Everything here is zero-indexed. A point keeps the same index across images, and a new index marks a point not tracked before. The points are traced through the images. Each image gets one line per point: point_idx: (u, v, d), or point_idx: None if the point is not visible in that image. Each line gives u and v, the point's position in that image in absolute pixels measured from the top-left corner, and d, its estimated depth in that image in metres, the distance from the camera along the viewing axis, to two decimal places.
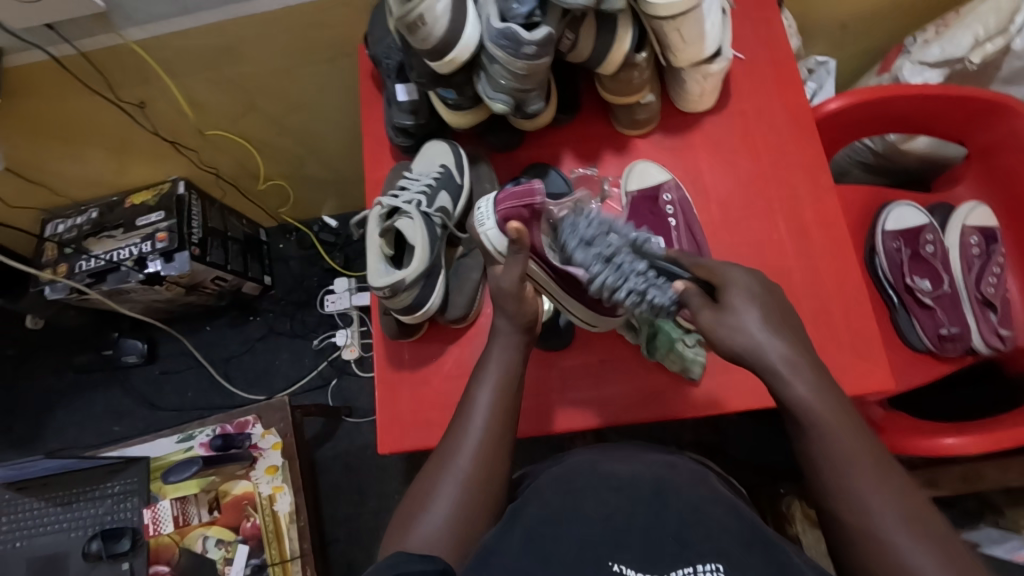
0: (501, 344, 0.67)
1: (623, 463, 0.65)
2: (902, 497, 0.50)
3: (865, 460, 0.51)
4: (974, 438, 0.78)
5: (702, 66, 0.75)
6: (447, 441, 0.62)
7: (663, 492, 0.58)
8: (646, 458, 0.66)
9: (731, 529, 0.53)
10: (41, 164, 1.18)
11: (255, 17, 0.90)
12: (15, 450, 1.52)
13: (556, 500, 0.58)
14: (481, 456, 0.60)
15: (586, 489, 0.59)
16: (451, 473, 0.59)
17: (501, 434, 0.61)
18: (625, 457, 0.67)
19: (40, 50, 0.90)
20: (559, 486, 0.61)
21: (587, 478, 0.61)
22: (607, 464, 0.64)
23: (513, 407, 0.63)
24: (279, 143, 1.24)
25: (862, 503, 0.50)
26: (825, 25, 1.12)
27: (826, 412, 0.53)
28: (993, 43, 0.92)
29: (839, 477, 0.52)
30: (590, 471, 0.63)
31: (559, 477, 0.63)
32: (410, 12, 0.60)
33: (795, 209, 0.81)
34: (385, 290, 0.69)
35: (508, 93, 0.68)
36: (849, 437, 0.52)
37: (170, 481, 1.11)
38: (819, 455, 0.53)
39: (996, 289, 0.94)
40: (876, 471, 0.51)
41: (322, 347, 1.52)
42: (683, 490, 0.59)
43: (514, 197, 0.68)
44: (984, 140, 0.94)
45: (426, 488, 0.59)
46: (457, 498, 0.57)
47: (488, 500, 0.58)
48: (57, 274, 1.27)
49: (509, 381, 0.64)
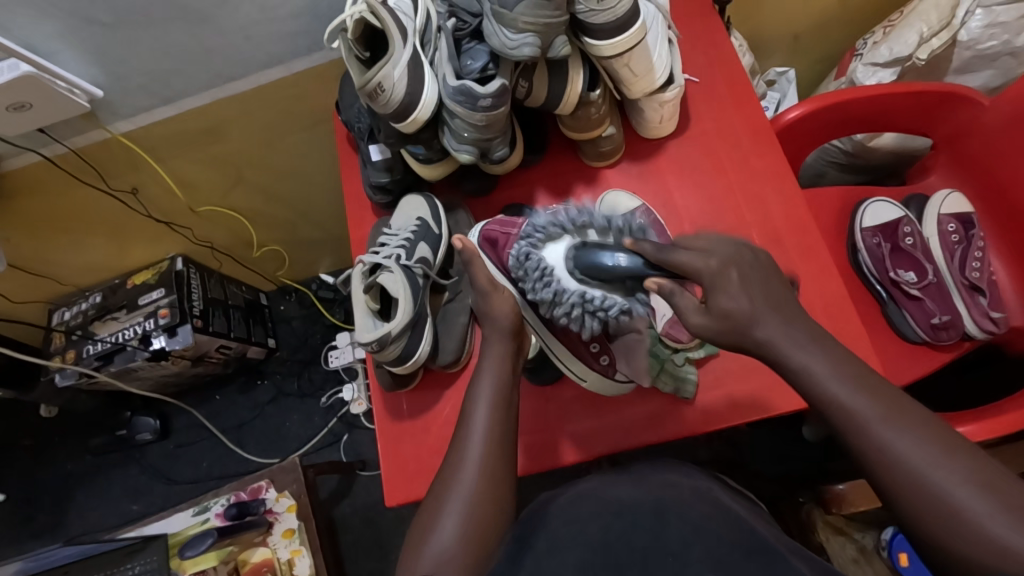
0: (494, 350, 0.69)
1: (625, 488, 0.64)
2: (931, 433, 0.49)
3: (890, 421, 0.51)
4: (978, 425, 0.77)
5: (657, 95, 0.78)
6: (448, 468, 0.63)
7: (665, 515, 0.57)
8: (648, 478, 0.65)
9: (728, 545, 0.54)
10: (44, 257, 1.23)
11: (232, 98, 0.96)
12: (36, 541, 1.53)
13: (559, 532, 0.57)
14: (485, 470, 0.61)
15: (587, 515, 0.59)
16: (457, 495, 0.60)
17: (500, 449, 0.63)
18: (630, 480, 0.66)
19: (34, 151, 0.95)
20: (560, 518, 0.60)
21: (590, 504, 0.61)
22: (611, 490, 0.63)
23: (510, 420, 0.65)
24: (269, 211, 1.29)
25: (888, 446, 0.50)
26: (778, 38, 1.17)
27: (853, 402, 0.52)
28: (938, 39, 0.95)
29: (868, 437, 0.51)
30: (593, 497, 0.62)
31: (565, 502, 0.63)
32: (369, 81, 0.64)
33: (767, 220, 0.82)
34: (372, 344, 0.71)
35: (472, 143, 0.72)
36: (870, 398, 0.52)
37: (188, 556, 1.10)
38: (841, 426, 0.53)
39: (982, 272, 0.93)
40: (922, 441, 0.49)
41: (330, 404, 1.53)
42: (690, 507, 0.59)
43: (500, 223, 0.77)
44: (948, 129, 0.96)
45: (430, 518, 0.60)
46: (467, 518, 0.58)
47: (496, 517, 0.59)
48: (66, 360, 1.31)
49: (503, 396, 0.66)
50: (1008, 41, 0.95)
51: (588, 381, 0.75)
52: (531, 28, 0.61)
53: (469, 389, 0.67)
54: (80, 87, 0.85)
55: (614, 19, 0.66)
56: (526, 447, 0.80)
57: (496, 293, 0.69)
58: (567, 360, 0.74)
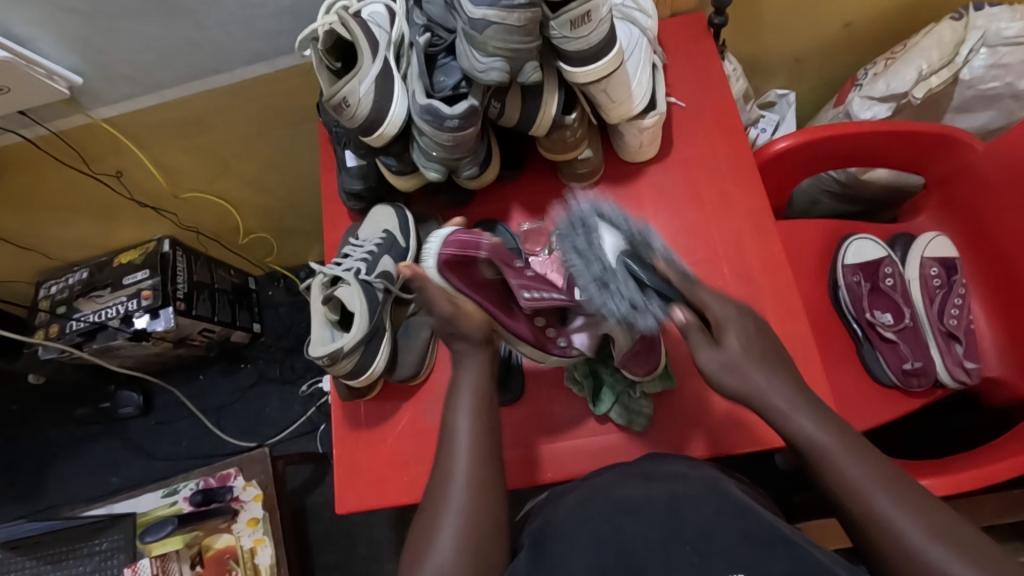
0: (470, 363, 0.66)
1: (631, 485, 0.61)
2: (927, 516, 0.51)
3: (868, 473, 0.54)
4: (940, 480, 0.77)
5: (636, 121, 0.77)
6: (438, 469, 0.61)
7: (676, 508, 0.56)
8: (656, 472, 0.62)
9: (741, 536, 0.52)
10: (30, 232, 1.24)
11: (216, 90, 0.95)
12: (17, 505, 1.57)
13: (566, 531, 0.57)
14: (474, 474, 0.60)
15: (593, 518, 0.56)
16: (456, 497, 0.58)
17: (488, 454, 0.61)
18: (635, 476, 0.63)
19: (16, 133, 0.95)
20: (570, 517, 0.59)
21: (595, 504, 0.59)
22: (614, 490, 0.60)
23: (495, 422, 0.64)
24: (257, 201, 1.29)
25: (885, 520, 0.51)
26: (780, 61, 1.14)
27: (833, 448, 0.56)
28: (937, 76, 0.94)
29: (871, 510, 0.52)
30: (597, 498, 0.60)
31: (577, 498, 0.62)
32: (334, 95, 0.64)
33: (739, 256, 0.81)
34: (324, 358, 0.71)
35: (440, 162, 0.71)
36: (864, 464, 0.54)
37: (150, 539, 1.15)
38: (839, 488, 0.54)
39: (960, 320, 0.91)
40: (904, 500, 0.52)
41: (310, 393, 1.55)
42: (696, 501, 0.56)
43: (459, 243, 0.69)
44: (940, 170, 0.94)
45: (428, 526, 0.58)
46: (465, 527, 0.57)
47: (495, 518, 0.58)
48: (49, 334, 1.32)
49: (486, 398, 0.64)
50: (1010, 83, 0.93)
51: (550, 360, 0.74)
52: (500, 53, 0.60)
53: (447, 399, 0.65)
54: (59, 74, 0.85)
55: (587, 47, 0.64)
56: None
57: (463, 317, 0.64)
58: (527, 349, 0.73)
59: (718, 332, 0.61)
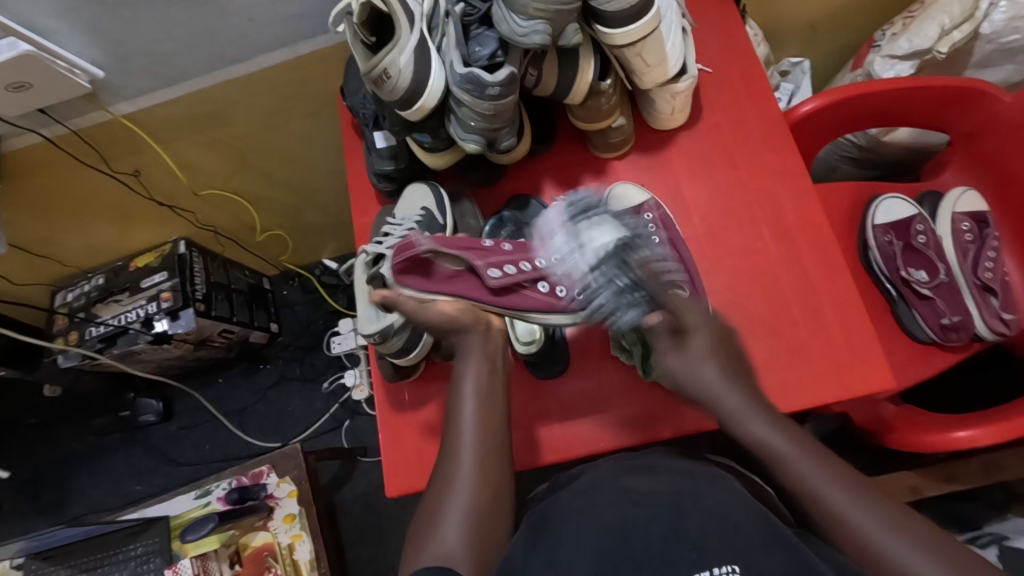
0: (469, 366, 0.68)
1: (641, 476, 0.62)
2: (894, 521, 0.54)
3: (835, 482, 0.57)
4: (987, 429, 0.77)
5: (669, 86, 0.76)
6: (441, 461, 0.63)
7: (682, 503, 0.56)
8: (664, 467, 0.63)
9: (746, 535, 0.53)
10: (46, 239, 1.22)
11: (234, 80, 0.94)
12: (41, 519, 1.55)
13: (573, 514, 0.58)
14: (471, 467, 0.61)
15: (605, 500, 0.58)
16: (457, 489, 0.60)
17: (486, 450, 0.63)
18: (645, 467, 0.63)
19: (34, 132, 0.93)
20: (578, 500, 0.60)
21: (606, 489, 0.60)
22: (625, 480, 0.61)
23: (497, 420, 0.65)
24: (274, 196, 1.28)
25: (839, 514, 0.55)
26: (795, 28, 1.14)
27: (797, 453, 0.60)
28: (960, 31, 0.93)
29: (824, 505, 0.56)
30: (606, 485, 0.61)
31: (582, 484, 0.63)
32: (374, 67, 0.63)
33: (778, 217, 0.81)
34: (375, 336, 0.72)
35: (479, 133, 0.70)
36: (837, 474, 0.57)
37: (189, 539, 1.13)
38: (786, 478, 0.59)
39: (994, 273, 0.92)
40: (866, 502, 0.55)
41: (332, 389, 1.54)
42: (704, 496, 0.57)
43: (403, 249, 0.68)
44: (967, 126, 0.94)
45: (430, 510, 0.60)
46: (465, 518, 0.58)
47: (496, 513, 0.60)
48: (69, 342, 1.31)
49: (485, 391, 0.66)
50: None
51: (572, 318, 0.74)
52: (542, 15, 0.59)
53: (452, 386, 0.67)
54: (81, 68, 0.83)
55: (628, 7, 0.64)
56: (525, 443, 0.80)
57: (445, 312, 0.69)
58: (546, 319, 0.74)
59: (683, 336, 0.68)
